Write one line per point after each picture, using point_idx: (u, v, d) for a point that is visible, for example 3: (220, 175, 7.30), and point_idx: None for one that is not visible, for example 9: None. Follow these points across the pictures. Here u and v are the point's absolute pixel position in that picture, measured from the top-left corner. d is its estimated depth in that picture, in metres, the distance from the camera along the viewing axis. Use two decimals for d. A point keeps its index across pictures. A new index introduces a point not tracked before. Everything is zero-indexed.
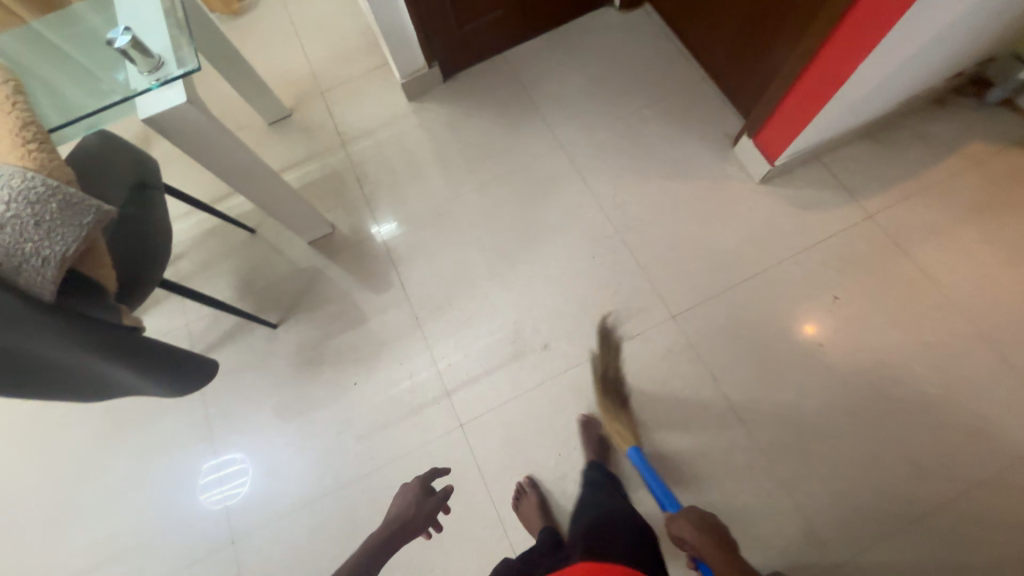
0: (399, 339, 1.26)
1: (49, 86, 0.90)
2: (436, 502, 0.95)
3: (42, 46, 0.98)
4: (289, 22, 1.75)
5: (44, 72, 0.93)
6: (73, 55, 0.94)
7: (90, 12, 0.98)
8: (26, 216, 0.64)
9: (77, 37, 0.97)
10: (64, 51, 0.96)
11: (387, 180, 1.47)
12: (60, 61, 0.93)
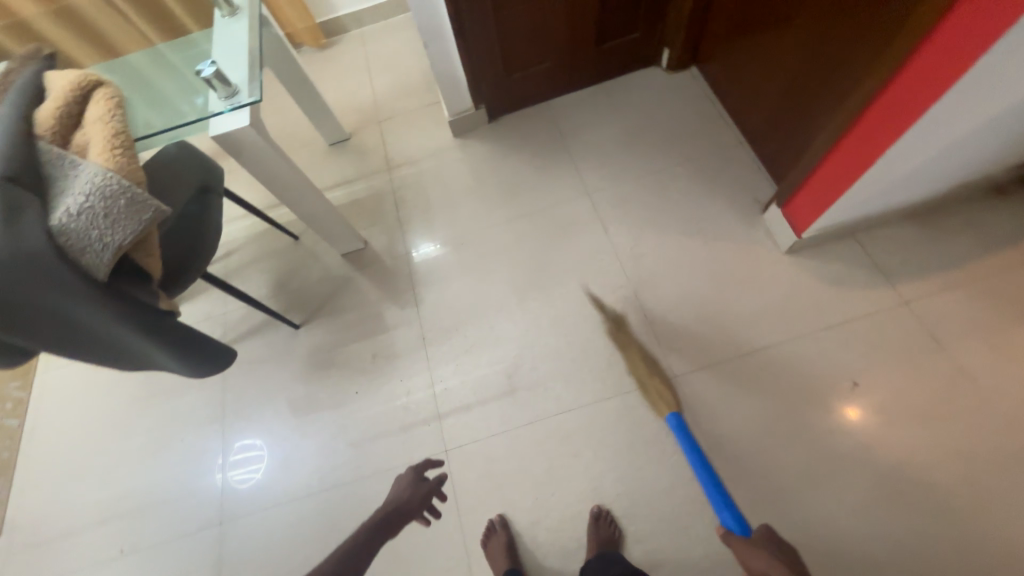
0: (404, 356, 1.32)
1: (146, 103, 1.07)
2: (431, 487, 1.05)
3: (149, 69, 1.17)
4: (363, 58, 1.96)
5: (147, 90, 1.12)
6: (170, 79, 1.12)
7: (191, 45, 1.17)
8: (98, 208, 0.78)
9: (176, 65, 1.15)
10: (164, 75, 1.14)
11: (420, 207, 1.57)
12: (158, 83, 1.11)
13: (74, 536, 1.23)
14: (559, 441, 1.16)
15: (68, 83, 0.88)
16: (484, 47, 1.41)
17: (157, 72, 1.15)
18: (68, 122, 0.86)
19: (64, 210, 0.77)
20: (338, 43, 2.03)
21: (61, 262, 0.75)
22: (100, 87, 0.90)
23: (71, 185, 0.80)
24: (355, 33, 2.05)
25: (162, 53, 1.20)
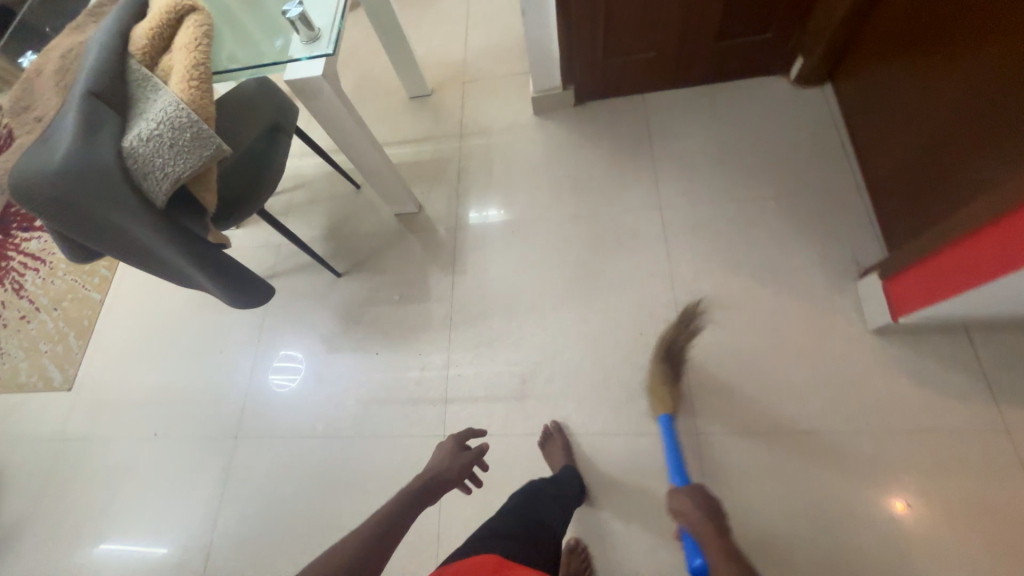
0: (428, 330, 1.32)
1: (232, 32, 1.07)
2: (472, 458, 0.93)
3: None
4: (464, 9, 1.86)
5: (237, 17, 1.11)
6: (258, 7, 1.11)
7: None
8: (166, 138, 0.80)
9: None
10: (254, 2, 1.13)
11: (481, 182, 1.52)
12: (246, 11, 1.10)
13: (125, 408, 1.42)
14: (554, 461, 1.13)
15: (165, 4, 0.90)
16: (586, 23, 1.27)
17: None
18: (158, 44, 0.89)
19: (137, 135, 0.80)
20: None
21: (126, 184, 0.79)
22: (191, 11, 0.91)
23: (148, 110, 0.83)
24: None
25: None
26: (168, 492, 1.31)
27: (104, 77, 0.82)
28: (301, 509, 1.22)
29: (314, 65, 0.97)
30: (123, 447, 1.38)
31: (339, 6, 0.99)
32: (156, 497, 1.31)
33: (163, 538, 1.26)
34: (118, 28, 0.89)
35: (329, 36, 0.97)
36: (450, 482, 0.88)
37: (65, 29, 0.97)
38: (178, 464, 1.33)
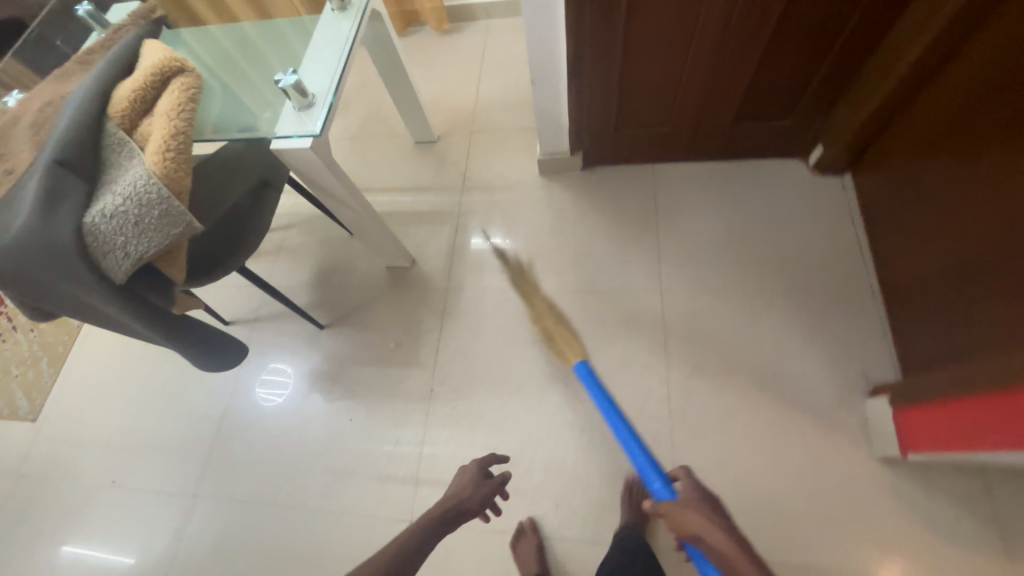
0: (407, 400, 1.25)
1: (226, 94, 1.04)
2: (494, 488, 0.91)
3: (247, 46, 1.15)
4: (480, 56, 1.83)
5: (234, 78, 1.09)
6: (258, 65, 1.08)
7: (289, 30, 1.12)
8: (131, 216, 0.75)
9: (266, 54, 1.11)
10: (256, 59, 1.11)
11: (479, 241, 1.46)
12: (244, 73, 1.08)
13: (88, 447, 1.35)
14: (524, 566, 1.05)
15: (152, 67, 0.86)
16: (600, 97, 1.22)
17: (247, 58, 1.11)
18: (139, 107, 0.84)
19: (99, 211, 0.75)
20: (462, 31, 1.92)
21: (84, 264, 0.74)
22: (179, 75, 0.87)
23: (117, 182, 0.78)
24: (481, 24, 1.92)
25: (257, 36, 1.15)
26: (118, 549, 1.23)
27: (74, 144, 0.78)
28: None
29: (297, 139, 0.93)
30: (80, 492, 1.31)
31: (335, 83, 0.96)
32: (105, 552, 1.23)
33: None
34: (101, 88, 0.85)
35: (317, 112, 0.93)
36: (470, 513, 0.87)
37: (51, 78, 0.93)
38: (133, 518, 1.26)
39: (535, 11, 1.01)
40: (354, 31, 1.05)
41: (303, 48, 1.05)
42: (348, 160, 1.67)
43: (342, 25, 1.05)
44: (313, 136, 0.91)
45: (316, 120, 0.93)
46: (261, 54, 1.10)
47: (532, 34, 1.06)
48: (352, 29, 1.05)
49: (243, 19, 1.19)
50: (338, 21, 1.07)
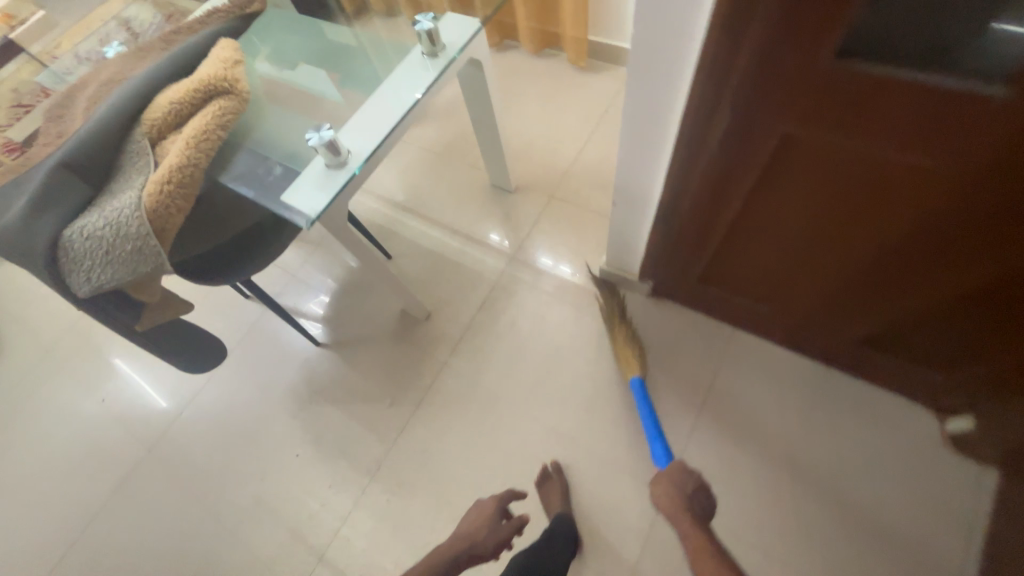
0: (353, 465, 1.17)
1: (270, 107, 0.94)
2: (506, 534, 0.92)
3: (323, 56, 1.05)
4: (602, 110, 1.60)
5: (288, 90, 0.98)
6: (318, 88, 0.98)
7: (369, 58, 1.01)
8: (104, 244, 0.71)
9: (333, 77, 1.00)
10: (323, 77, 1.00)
11: (502, 324, 1.29)
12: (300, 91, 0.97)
13: (87, 353, 1.42)
14: None
15: (199, 81, 0.80)
16: (687, 246, 0.96)
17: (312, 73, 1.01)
18: (170, 122, 0.78)
19: (80, 228, 0.71)
20: (597, 74, 1.68)
21: (49, 275, 0.71)
22: (220, 98, 0.80)
23: (113, 199, 0.74)
24: (621, 73, 1.67)
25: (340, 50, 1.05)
26: (64, 465, 1.27)
27: (90, 147, 0.75)
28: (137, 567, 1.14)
29: (293, 211, 0.81)
30: (62, 395, 1.37)
31: (367, 153, 0.84)
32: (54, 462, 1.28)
33: (35, 510, 1.23)
34: (148, 89, 0.81)
35: (326, 190, 0.81)
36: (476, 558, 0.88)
37: (133, 51, 0.93)
38: (89, 443, 1.29)
39: (632, 145, 0.77)
40: (416, 101, 0.90)
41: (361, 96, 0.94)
42: (421, 177, 1.57)
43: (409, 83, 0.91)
44: (309, 217, 0.79)
45: (319, 198, 0.80)
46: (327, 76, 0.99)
47: (626, 162, 0.82)
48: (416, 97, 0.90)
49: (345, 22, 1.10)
50: (407, 66, 0.94)
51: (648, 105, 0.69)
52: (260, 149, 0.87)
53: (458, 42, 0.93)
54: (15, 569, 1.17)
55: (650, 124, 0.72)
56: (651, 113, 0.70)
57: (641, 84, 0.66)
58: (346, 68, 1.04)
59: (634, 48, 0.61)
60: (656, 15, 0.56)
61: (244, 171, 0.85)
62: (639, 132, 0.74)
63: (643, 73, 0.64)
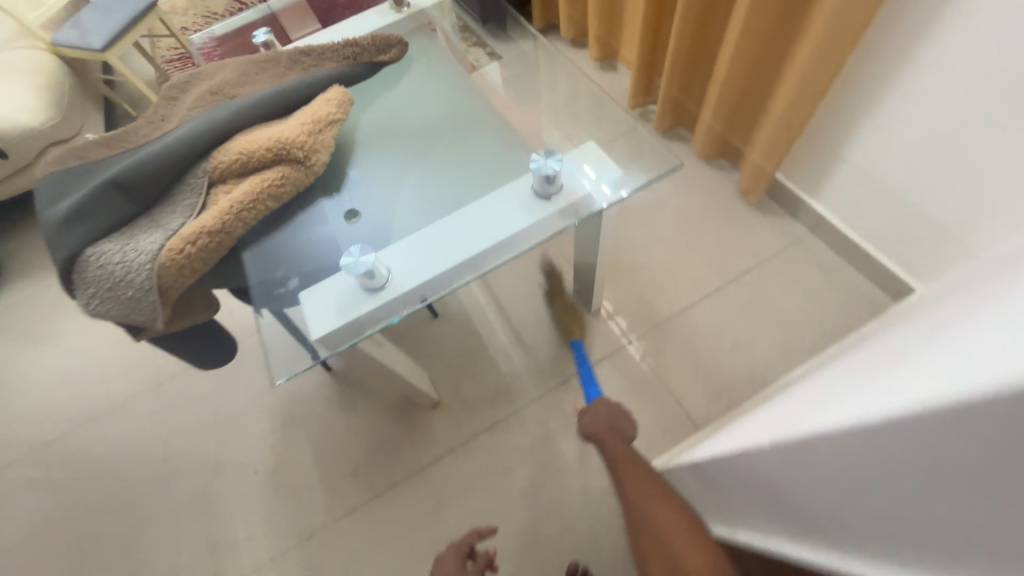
0: (290, 518, 1.12)
1: (363, 186, 0.88)
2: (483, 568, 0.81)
3: (444, 137, 0.95)
4: (745, 267, 1.27)
5: (390, 169, 0.91)
6: (419, 182, 0.90)
7: (482, 169, 0.90)
8: (110, 279, 0.67)
9: (440, 171, 0.91)
10: (430, 167, 0.92)
11: (497, 462, 1.11)
12: (401, 178, 0.90)
13: None
14: None
15: (275, 139, 0.70)
16: None
17: (424, 156, 0.93)
18: (232, 170, 0.71)
19: (100, 253, 0.67)
20: (767, 216, 1.33)
21: (64, 282, 0.69)
22: (289, 167, 0.71)
23: (145, 233, 0.69)
24: (795, 230, 1.30)
25: (462, 140, 0.95)
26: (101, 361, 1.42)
27: (149, 171, 0.70)
28: (98, 486, 1.24)
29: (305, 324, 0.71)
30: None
31: (408, 294, 0.70)
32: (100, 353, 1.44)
33: (71, 385, 1.41)
34: (234, 122, 0.74)
35: (341, 317, 0.68)
36: None
37: (259, 57, 0.86)
38: (127, 352, 1.43)
39: (706, 482, 0.72)
40: (497, 266, 0.73)
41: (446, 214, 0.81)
42: None
43: (573, 157, 0.85)
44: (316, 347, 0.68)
45: (329, 319, 0.68)
46: (433, 170, 0.91)
47: (719, 486, 0.67)
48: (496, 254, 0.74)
49: (486, 108, 0.99)
50: (507, 198, 0.78)
51: (732, 491, 0.63)
52: (315, 229, 0.81)
53: (592, 196, 0.78)
54: (33, 425, 1.35)
55: (726, 502, 0.65)
56: (730, 498, 0.64)
57: (766, 473, 0.51)
58: (458, 159, 0.92)
59: (778, 446, 0.48)
60: (811, 468, 0.42)
61: (292, 252, 0.79)
62: (718, 487, 0.68)
63: (772, 474, 0.50)
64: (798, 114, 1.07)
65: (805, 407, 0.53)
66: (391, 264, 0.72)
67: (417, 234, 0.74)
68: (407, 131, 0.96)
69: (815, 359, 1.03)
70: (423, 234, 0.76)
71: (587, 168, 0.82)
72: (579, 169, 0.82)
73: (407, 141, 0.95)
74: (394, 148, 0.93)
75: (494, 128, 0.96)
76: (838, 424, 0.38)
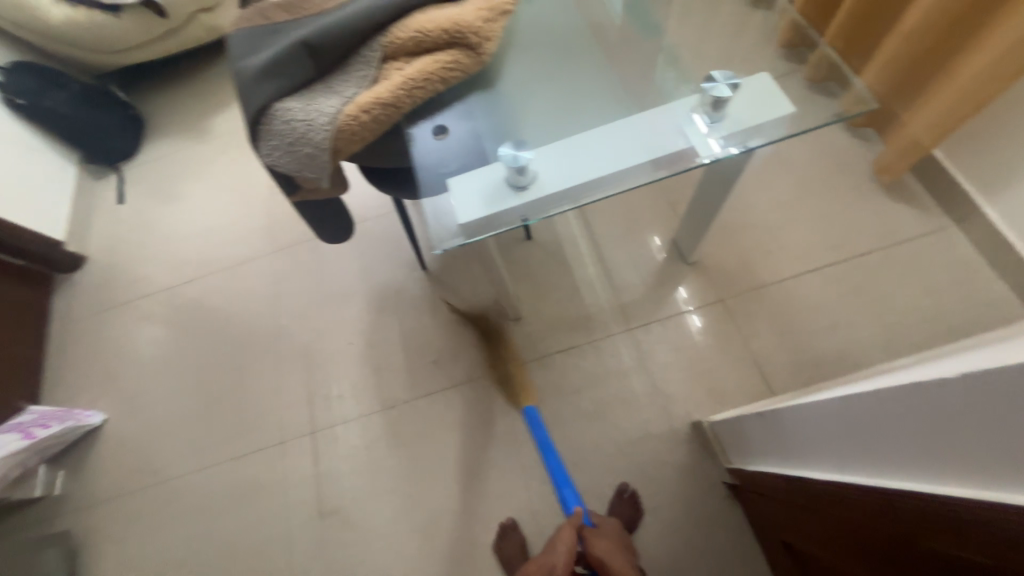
0: (378, 386, 1.27)
1: (510, 86, 0.89)
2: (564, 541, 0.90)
3: (594, 51, 0.94)
4: (866, 248, 1.19)
5: (536, 74, 0.91)
6: (564, 89, 0.89)
7: (631, 87, 0.88)
8: (293, 134, 0.74)
9: (586, 83, 0.90)
10: (578, 78, 0.91)
11: (569, 382, 1.18)
12: (547, 83, 0.90)
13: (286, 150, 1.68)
14: (267, 554, 1.14)
15: (452, 21, 0.72)
16: (808, 525, 0.73)
17: (573, 67, 0.92)
18: (406, 49, 0.74)
19: (286, 109, 0.75)
20: (907, 199, 1.22)
21: (249, 132, 0.78)
22: (461, 52, 0.73)
23: (323, 97, 0.75)
24: (937, 220, 1.19)
25: (613, 57, 0.92)
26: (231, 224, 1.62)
27: (335, 34, 0.74)
28: (220, 326, 1.45)
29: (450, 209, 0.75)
30: (258, 174, 1.71)
31: (552, 196, 0.72)
32: (230, 217, 1.63)
33: (204, 239, 1.62)
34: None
35: (487, 206, 0.72)
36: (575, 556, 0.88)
37: None
38: (251, 221, 1.61)
39: (768, 431, 0.79)
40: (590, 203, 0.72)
41: (588, 130, 0.81)
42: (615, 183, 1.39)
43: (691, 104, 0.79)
44: (458, 230, 0.72)
45: (474, 208, 0.72)
46: (581, 80, 0.90)
47: (821, 428, 0.65)
48: (591, 189, 0.72)
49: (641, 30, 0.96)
50: (656, 126, 0.77)
51: (813, 440, 0.68)
52: (462, 121, 0.84)
53: (697, 149, 0.73)
54: (174, 267, 1.59)
55: (802, 449, 0.71)
56: (808, 445, 0.69)
57: (901, 417, 0.50)
58: (607, 75, 0.90)
59: (926, 388, 0.46)
60: (994, 403, 0.39)
61: (438, 140, 0.83)
62: (790, 436, 0.74)
63: (905, 417, 0.49)
64: (994, 79, 0.93)
65: (967, 361, 0.48)
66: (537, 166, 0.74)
67: (563, 142, 0.76)
68: (559, 40, 0.94)
69: (928, 353, 0.98)
70: (567, 145, 0.77)
71: (698, 117, 0.76)
72: (689, 122, 0.76)
73: (558, 49, 0.94)
74: (544, 55, 0.93)
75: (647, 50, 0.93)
76: (998, 366, 0.39)
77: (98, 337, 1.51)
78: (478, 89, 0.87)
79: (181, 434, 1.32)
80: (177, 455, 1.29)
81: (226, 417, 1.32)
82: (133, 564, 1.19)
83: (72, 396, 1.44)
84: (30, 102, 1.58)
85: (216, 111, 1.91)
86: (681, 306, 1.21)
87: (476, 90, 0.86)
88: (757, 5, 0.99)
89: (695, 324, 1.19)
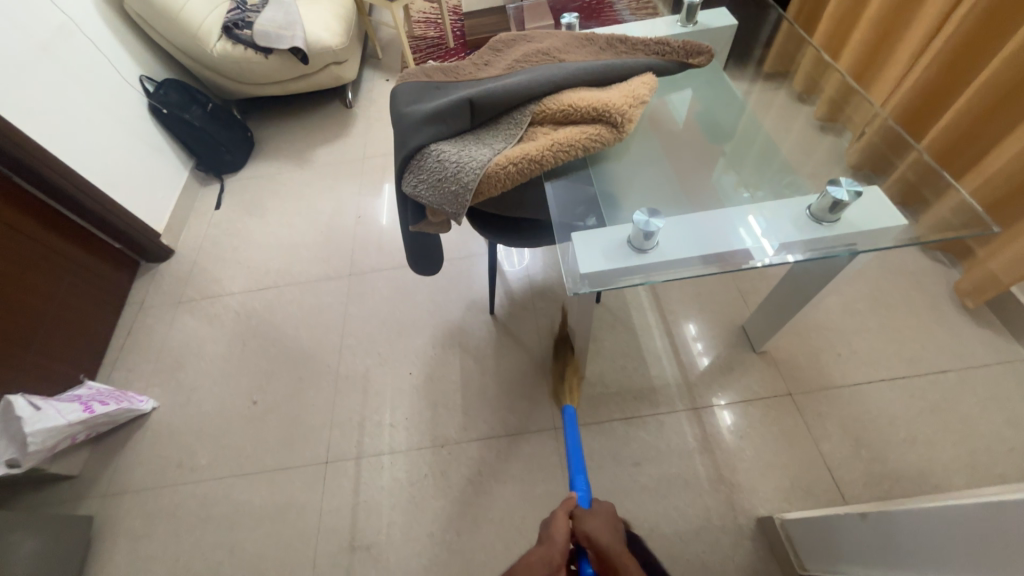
0: (431, 421, 1.26)
1: (627, 162, 0.99)
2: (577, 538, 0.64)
3: (701, 148, 1.05)
4: (940, 366, 1.19)
5: (649, 156, 1.01)
6: (675, 172, 0.98)
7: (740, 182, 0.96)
8: (443, 172, 0.83)
9: (696, 171, 0.99)
10: (689, 166, 1.00)
11: (628, 452, 1.16)
12: (659, 164, 0.99)
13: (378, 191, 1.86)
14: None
15: (600, 102, 0.83)
16: None
17: (684, 157, 1.02)
18: (554, 117, 0.85)
19: (441, 151, 0.84)
20: (981, 326, 1.23)
21: (402, 165, 0.88)
22: (604, 128, 0.84)
23: (475, 146, 0.85)
24: (1013, 352, 1.19)
25: (718, 155, 1.03)
26: (315, 244, 1.73)
27: (496, 96, 0.85)
28: (286, 335, 1.50)
29: (570, 258, 0.80)
30: (347, 204, 1.85)
31: (666, 263, 0.77)
32: (315, 238, 1.75)
33: (287, 253, 1.73)
34: (565, 76, 0.88)
35: (604, 261, 0.77)
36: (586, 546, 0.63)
37: (581, 38, 1.03)
38: (335, 244, 1.72)
39: (858, 536, 0.76)
40: (660, 281, 0.76)
41: (701, 211, 0.87)
42: None
43: (766, 210, 0.85)
44: (577, 282, 0.76)
45: (594, 261, 0.78)
46: (691, 168, 1.00)
47: (920, 534, 0.64)
48: (673, 269, 0.76)
49: (741, 139, 1.08)
50: (769, 218, 0.83)
51: (910, 545, 0.66)
52: (584, 187, 0.92)
53: (751, 253, 0.78)
54: (254, 274, 1.68)
55: (895, 554, 0.69)
56: (902, 550, 0.68)
57: (997, 534, 0.52)
58: (715, 169, 1.00)
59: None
60: None
61: (568, 201, 0.89)
62: (881, 540, 0.71)
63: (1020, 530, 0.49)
64: None
65: None
66: (661, 235, 0.80)
67: (685, 219, 0.83)
68: (670, 134, 1.06)
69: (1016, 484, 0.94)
70: (684, 222, 0.84)
71: (754, 224, 0.82)
72: (803, 218, 0.82)
73: (670, 141, 1.05)
74: (658, 143, 1.04)
75: (749, 154, 1.04)
76: None
77: (169, 325, 1.58)
78: (601, 162, 0.96)
79: (226, 436, 1.32)
80: (218, 456, 1.28)
81: (275, 426, 1.31)
82: (147, 565, 1.14)
83: (129, 378, 1.47)
84: (173, 113, 1.79)
85: (318, 144, 2.12)
86: (748, 392, 1.21)
87: (598, 162, 0.96)
88: (829, 131, 1.07)
89: (727, 424, 1.16)
